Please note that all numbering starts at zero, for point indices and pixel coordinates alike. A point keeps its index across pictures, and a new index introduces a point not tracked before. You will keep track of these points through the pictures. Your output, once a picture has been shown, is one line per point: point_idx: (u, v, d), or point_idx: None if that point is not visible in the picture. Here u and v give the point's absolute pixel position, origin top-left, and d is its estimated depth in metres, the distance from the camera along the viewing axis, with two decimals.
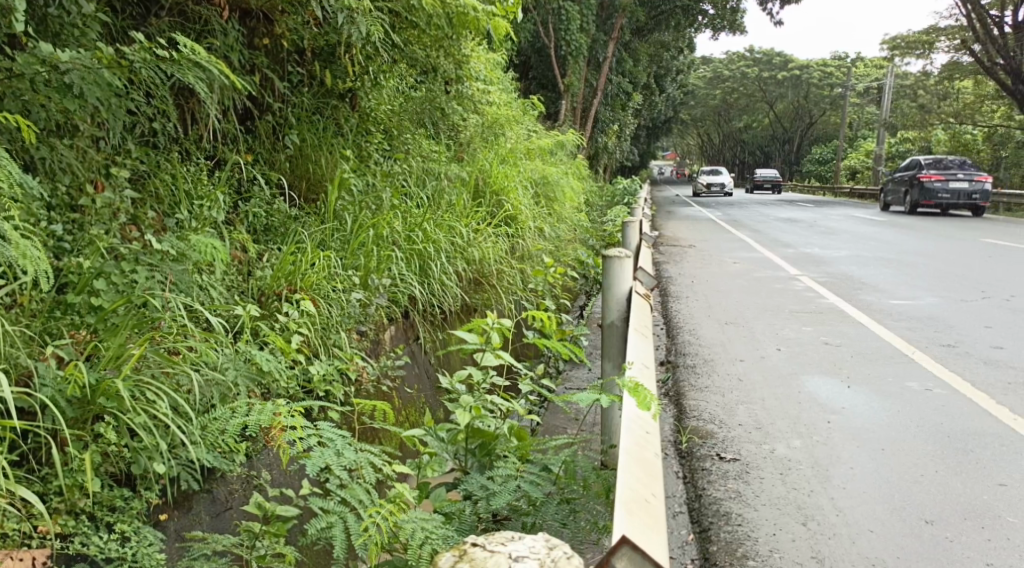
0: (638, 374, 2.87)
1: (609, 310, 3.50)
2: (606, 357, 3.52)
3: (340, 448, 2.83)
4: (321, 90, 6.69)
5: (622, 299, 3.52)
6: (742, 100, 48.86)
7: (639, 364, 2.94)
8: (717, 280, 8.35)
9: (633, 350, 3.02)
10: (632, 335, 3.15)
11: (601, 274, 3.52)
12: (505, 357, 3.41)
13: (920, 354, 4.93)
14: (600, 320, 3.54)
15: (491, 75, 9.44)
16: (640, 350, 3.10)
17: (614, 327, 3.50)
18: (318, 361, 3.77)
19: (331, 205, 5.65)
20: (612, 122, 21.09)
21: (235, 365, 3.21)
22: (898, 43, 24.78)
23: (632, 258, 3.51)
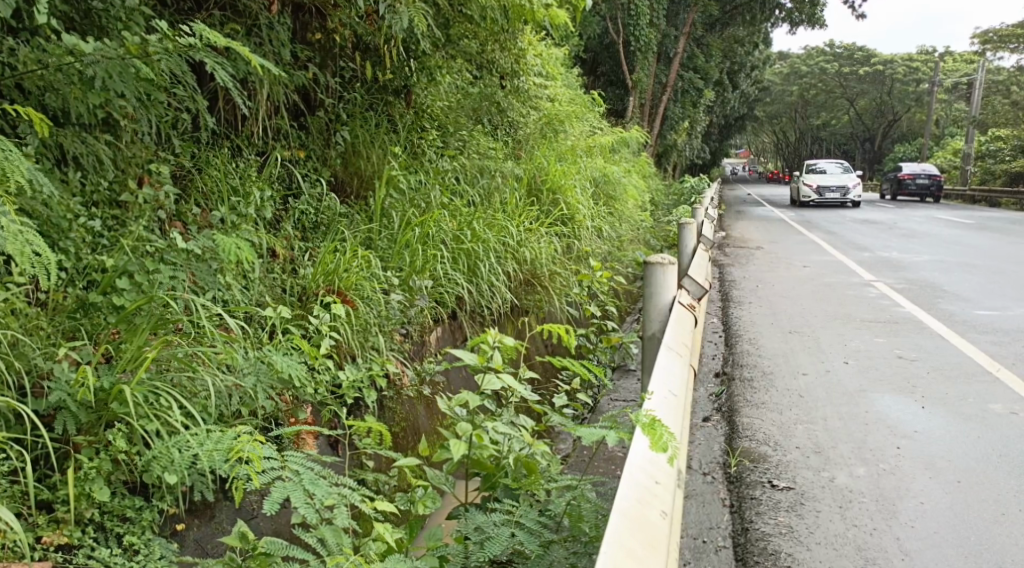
0: (674, 401, 2.62)
1: (651, 321, 3.28)
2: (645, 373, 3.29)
3: (308, 484, 2.59)
4: (374, 86, 6.58)
5: (663, 309, 3.29)
6: (819, 97, 47.47)
7: (673, 389, 2.69)
8: (784, 284, 7.99)
9: (669, 372, 2.76)
10: (671, 353, 2.89)
11: (641, 282, 3.31)
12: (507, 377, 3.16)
13: (1004, 372, 4.55)
14: (640, 332, 3.32)
15: (553, 71, 9.23)
16: (678, 371, 2.84)
17: (654, 339, 3.28)
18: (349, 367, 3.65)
19: (379, 205, 5.52)
20: (682, 119, 20.66)
21: (259, 368, 3.11)
22: (989, 37, 23.70)
23: (676, 265, 3.29)
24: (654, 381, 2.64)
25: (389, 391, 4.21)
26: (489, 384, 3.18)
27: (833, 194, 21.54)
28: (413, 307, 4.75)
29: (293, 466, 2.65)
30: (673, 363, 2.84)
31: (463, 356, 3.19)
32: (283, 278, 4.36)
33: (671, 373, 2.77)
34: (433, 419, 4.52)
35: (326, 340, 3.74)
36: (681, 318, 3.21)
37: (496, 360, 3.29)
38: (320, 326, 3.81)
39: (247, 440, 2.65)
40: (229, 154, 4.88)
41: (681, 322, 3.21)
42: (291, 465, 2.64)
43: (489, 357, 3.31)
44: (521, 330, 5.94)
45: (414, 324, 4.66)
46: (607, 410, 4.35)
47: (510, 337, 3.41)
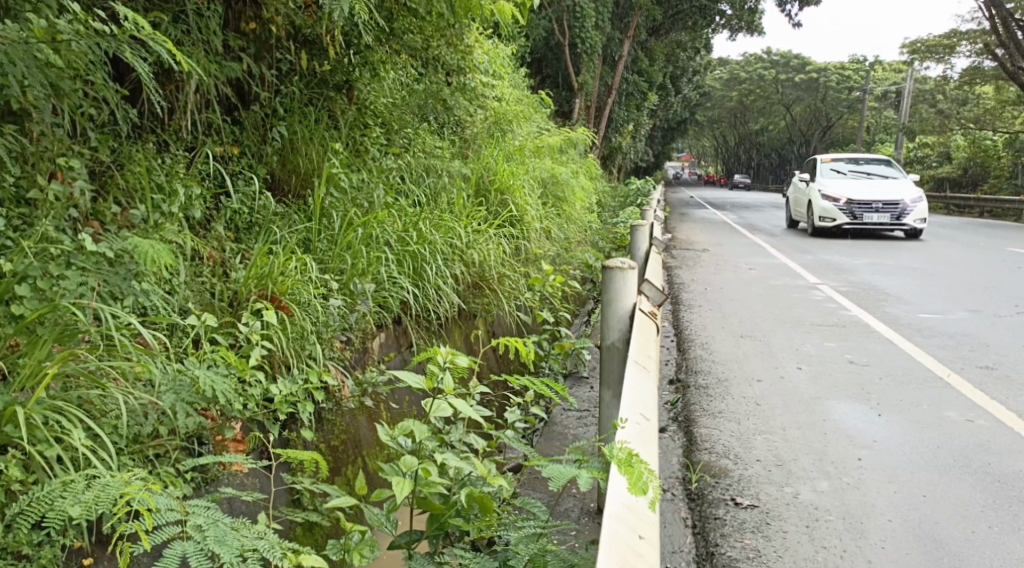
0: (643, 429, 2.49)
1: (611, 331, 3.10)
2: (604, 386, 3.10)
3: (210, 541, 2.36)
4: (314, 80, 6.30)
5: (624, 318, 3.11)
6: (758, 102, 48.30)
7: (642, 414, 2.56)
8: (733, 287, 7.92)
9: (635, 394, 2.63)
10: (635, 371, 2.76)
11: (600, 288, 3.12)
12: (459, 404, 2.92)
13: (954, 377, 4.48)
14: (598, 341, 3.13)
15: (499, 69, 9.05)
16: (644, 390, 2.71)
17: (614, 349, 3.11)
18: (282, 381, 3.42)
19: (318, 204, 5.26)
20: (626, 122, 20.69)
21: (179, 384, 2.93)
22: (918, 47, 24.34)
23: (637, 269, 3.10)
24: (623, 408, 2.52)
25: (328, 403, 3.96)
26: (439, 411, 2.94)
27: (875, 212, 12.53)
28: (353, 312, 4.53)
29: (195, 522, 2.41)
30: (638, 382, 2.71)
31: (410, 380, 2.97)
32: (212, 281, 4.09)
33: (637, 394, 2.63)
34: (378, 430, 4.29)
35: (259, 348, 3.49)
36: (643, 330, 3.07)
37: (446, 384, 3.07)
38: (251, 334, 3.54)
39: (139, 488, 2.39)
40: (153, 149, 4.60)
41: (643, 334, 3.07)
42: (193, 519, 2.42)
43: (439, 381, 3.09)
44: (469, 335, 5.74)
45: (356, 330, 4.44)
46: (561, 422, 4.14)
47: (461, 357, 3.19)
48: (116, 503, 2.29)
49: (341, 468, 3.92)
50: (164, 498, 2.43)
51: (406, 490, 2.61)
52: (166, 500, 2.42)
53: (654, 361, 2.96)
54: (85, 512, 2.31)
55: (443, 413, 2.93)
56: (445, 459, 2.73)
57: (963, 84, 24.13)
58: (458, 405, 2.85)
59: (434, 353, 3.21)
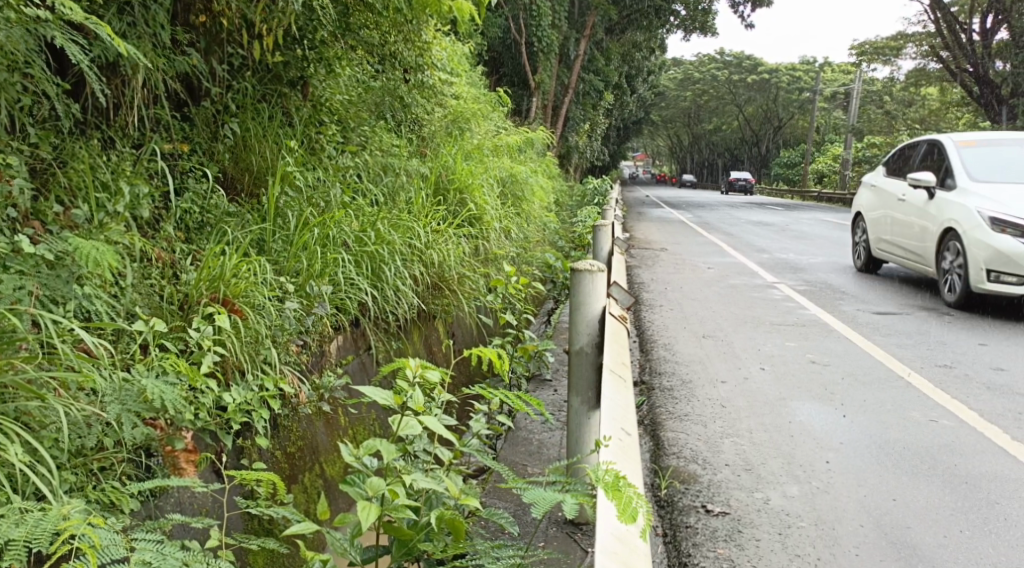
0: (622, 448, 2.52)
1: (580, 335, 3.02)
2: (574, 393, 3.02)
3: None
4: (267, 75, 6.14)
5: (593, 321, 3.03)
6: (712, 103, 48.84)
7: (622, 428, 2.60)
8: (692, 286, 7.92)
9: (614, 408, 2.66)
10: (614, 383, 2.79)
11: (569, 292, 3.04)
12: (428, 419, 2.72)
13: (915, 376, 4.49)
14: (566, 347, 3.04)
15: (456, 66, 8.95)
16: (624, 403, 2.74)
17: (584, 355, 3.03)
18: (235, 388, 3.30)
19: (273, 204, 5.11)
20: (582, 121, 20.70)
21: (125, 393, 2.82)
22: (867, 49, 24.80)
23: (605, 272, 3.03)
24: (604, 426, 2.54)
25: (284, 409, 3.83)
26: (406, 427, 2.74)
27: None
28: (310, 315, 4.40)
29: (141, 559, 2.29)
30: (617, 396, 2.74)
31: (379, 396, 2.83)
32: (161, 283, 3.93)
33: (615, 409, 2.66)
34: (337, 437, 4.16)
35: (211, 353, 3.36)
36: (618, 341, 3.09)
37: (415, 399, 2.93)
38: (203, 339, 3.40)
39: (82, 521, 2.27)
40: (98, 145, 4.43)
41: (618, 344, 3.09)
42: (139, 555, 2.30)
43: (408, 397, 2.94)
44: (430, 337, 5.64)
45: (313, 333, 4.31)
46: (527, 427, 4.06)
47: (431, 372, 3.05)
48: (55, 544, 2.17)
49: (299, 476, 3.80)
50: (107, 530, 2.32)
51: (371, 515, 2.48)
52: (110, 536, 2.30)
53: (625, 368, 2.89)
54: (18, 551, 2.19)
55: (410, 429, 2.72)
56: (413, 480, 2.61)
57: (910, 85, 24.61)
58: (428, 423, 2.68)
59: (403, 365, 3.05)
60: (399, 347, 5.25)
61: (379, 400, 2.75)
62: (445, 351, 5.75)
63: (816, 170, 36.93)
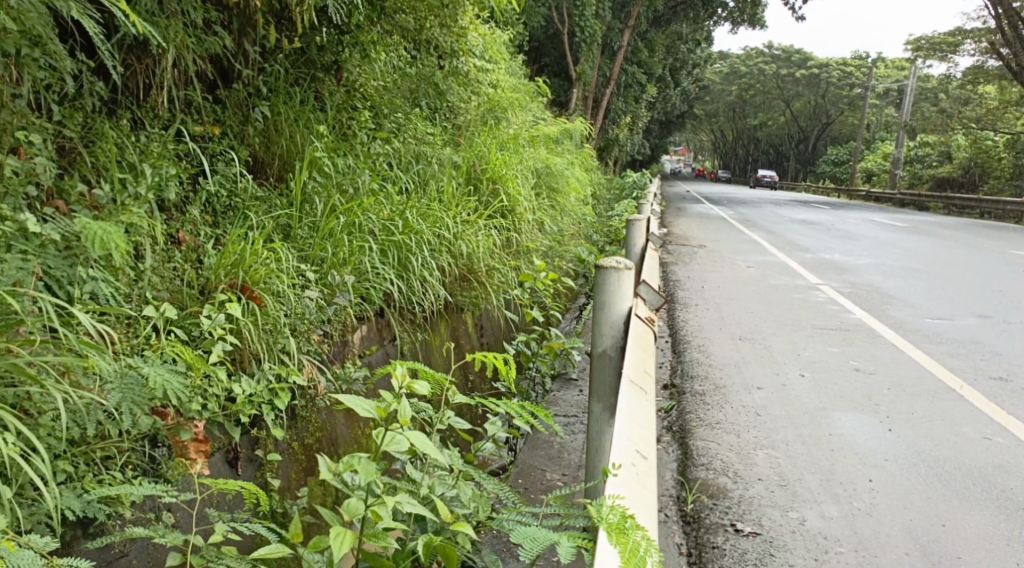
0: (636, 475, 2.32)
1: (602, 336, 2.88)
2: (594, 398, 2.87)
3: None
4: (301, 59, 6.04)
5: (617, 323, 2.89)
6: (757, 97, 48.04)
7: (637, 450, 2.40)
8: (729, 285, 7.69)
9: (629, 426, 2.45)
10: (632, 397, 2.59)
11: (593, 290, 2.90)
12: (416, 437, 2.54)
13: (966, 389, 4.24)
14: (588, 348, 2.92)
15: (493, 53, 8.77)
16: (642, 420, 2.55)
17: (607, 358, 2.90)
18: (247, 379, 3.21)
19: (299, 191, 5.01)
20: (623, 113, 20.36)
21: (129, 382, 2.73)
22: (921, 45, 24.12)
23: (632, 270, 2.86)
24: (616, 452, 2.31)
25: (299, 401, 3.69)
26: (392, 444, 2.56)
27: None
28: (330, 305, 4.30)
29: None
30: (633, 411, 2.54)
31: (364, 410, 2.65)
32: (183, 267, 3.85)
33: (631, 427, 2.47)
34: (357, 429, 4.09)
35: (222, 345, 3.28)
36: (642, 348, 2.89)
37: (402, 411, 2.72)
38: (215, 329, 3.31)
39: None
40: (125, 125, 4.35)
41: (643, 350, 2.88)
42: None
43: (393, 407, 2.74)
44: (457, 329, 5.52)
45: (335, 322, 4.23)
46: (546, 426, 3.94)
47: (417, 381, 2.84)
48: None
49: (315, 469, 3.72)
50: (26, 552, 2.19)
51: (346, 541, 2.35)
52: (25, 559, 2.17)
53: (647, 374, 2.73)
54: None
55: (396, 448, 2.54)
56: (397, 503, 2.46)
57: (965, 83, 23.89)
58: (416, 441, 2.50)
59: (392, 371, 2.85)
60: (425, 339, 5.12)
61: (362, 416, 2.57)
62: (471, 344, 5.63)
63: (863, 168, 36.16)
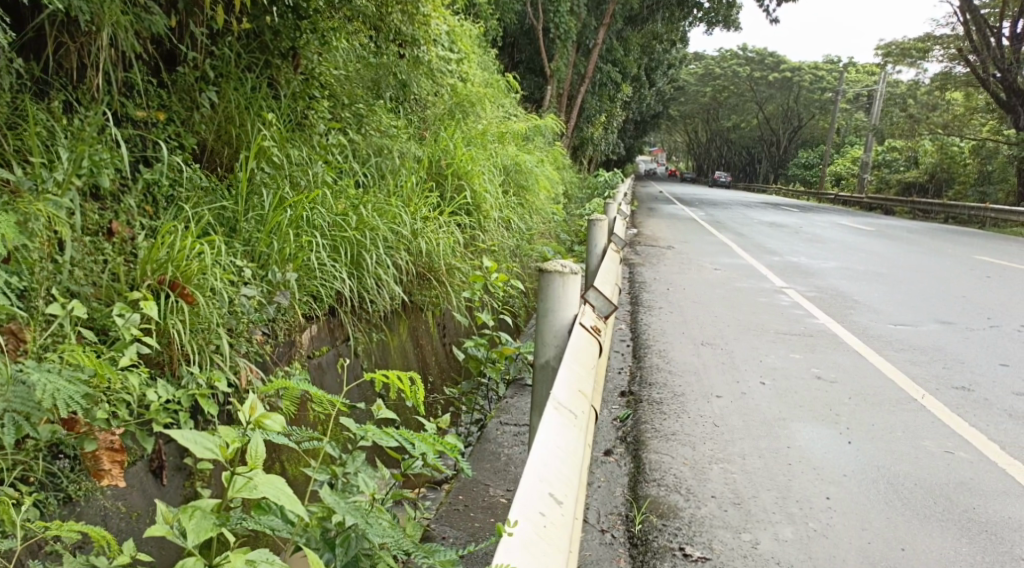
0: (546, 526, 2.06)
1: (546, 346, 2.83)
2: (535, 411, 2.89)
3: None
4: (255, 44, 5.82)
5: (561, 331, 2.84)
6: (731, 99, 48.19)
7: (551, 495, 2.14)
8: (696, 288, 7.56)
9: (544, 465, 2.20)
10: (552, 429, 2.33)
11: (537, 296, 2.83)
12: (263, 485, 2.46)
13: (929, 399, 4.10)
14: (532, 358, 2.87)
15: (462, 46, 8.58)
16: (562, 456, 2.28)
17: (549, 369, 2.86)
18: (161, 382, 3.14)
19: (242, 183, 4.74)
20: (598, 112, 20.27)
21: (14, 391, 2.67)
22: (891, 50, 24.29)
23: (579, 276, 2.80)
24: (518, 506, 2.04)
25: (233, 404, 3.56)
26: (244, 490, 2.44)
27: None
28: (270, 304, 4.10)
29: None
30: (553, 446, 2.28)
31: (202, 451, 2.54)
32: (111, 259, 3.67)
33: (546, 465, 2.21)
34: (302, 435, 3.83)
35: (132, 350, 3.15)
36: (573, 368, 2.64)
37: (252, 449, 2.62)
38: (122, 332, 3.19)
39: None
40: (56, 107, 4.16)
41: (575, 371, 2.64)
42: None
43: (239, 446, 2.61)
44: (416, 330, 5.33)
45: (281, 320, 4.08)
46: (497, 438, 3.75)
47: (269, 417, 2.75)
48: None
49: None
50: None
51: None
52: None
53: (589, 394, 2.63)
54: None
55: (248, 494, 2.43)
56: (247, 558, 2.36)
57: (933, 89, 24.05)
58: (263, 489, 2.45)
59: (245, 405, 2.72)
60: (381, 338, 4.90)
61: (206, 460, 2.48)
62: (430, 345, 5.42)
63: (833, 172, 36.34)
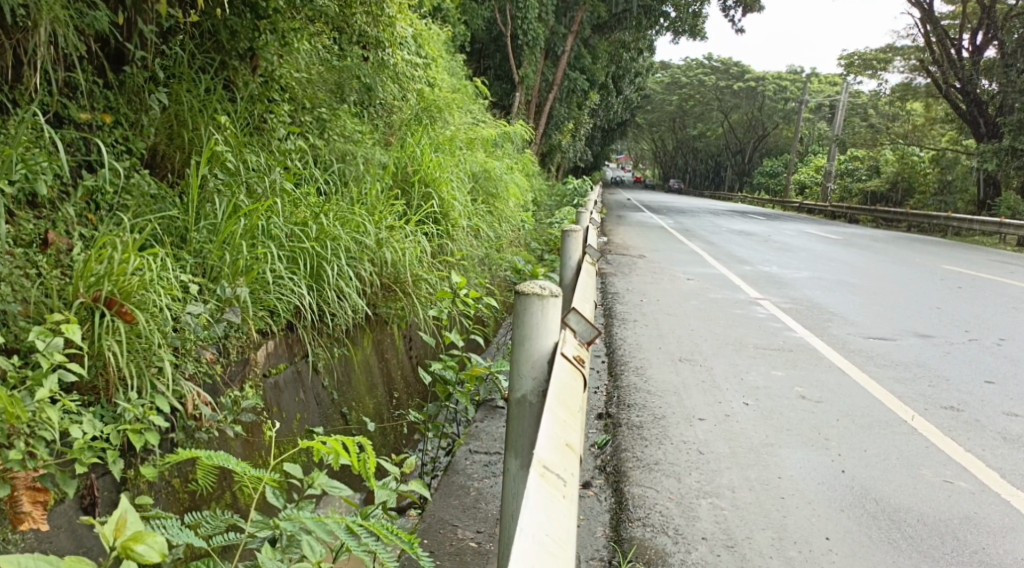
0: None
1: (523, 378, 2.62)
2: (509, 452, 2.66)
3: None
4: (209, 42, 5.51)
5: (540, 362, 2.62)
6: (698, 108, 48.38)
7: None
8: (669, 299, 7.37)
9: (531, 558, 1.94)
10: (539, 508, 2.08)
11: (513, 322, 2.60)
12: None
13: (921, 420, 3.92)
14: (507, 393, 2.65)
15: (426, 48, 8.29)
16: (556, 540, 2.04)
17: (527, 404, 2.64)
18: (87, 418, 2.95)
19: (193, 191, 4.40)
20: (566, 120, 20.09)
21: None
22: (854, 60, 24.42)
23: (555, 298, 2.58)
24: None
25: (178, 433, 3.33)
26: None
27: None
28: (220, 321, 3.80)
29: None
30: (539, 531, 2.02)
31: None
32: (45, 272, 3.39)
33: (539, 557, 1.96)
34: (256, 457, 3.75)
35: (52, 379, 2.87)
36: (554, 425, 2.38)
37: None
38: (42, 359, 2.90)
39: None
40: None
41: (555, 428, 2.38)
42: None
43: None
44: (381, 343, 5.05)
45: (235, 337, 3.81)
46: (466, 469, 3.64)
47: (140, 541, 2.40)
48: None
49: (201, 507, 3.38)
50: None
51: None
52: None
53: (576, 448, 2.42)
54: None
55: None
56: None
57: (896, 99, 24.21)
58: None
59: (115, 524, 2.41)
60: (344, 353, 4.62)
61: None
62: (396, 359, 5.15)
63: (798, 180, 36.53)
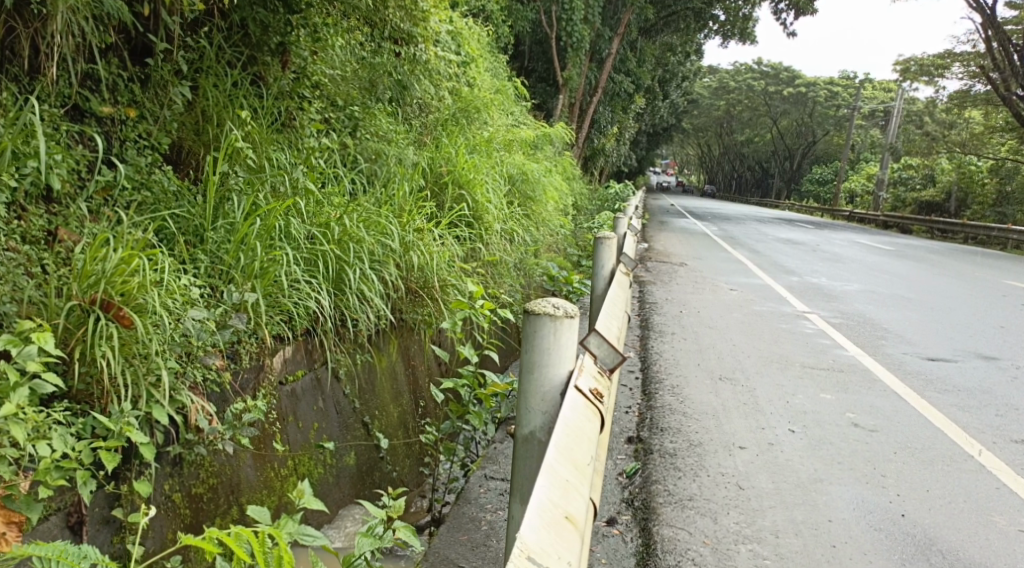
0: None
1: (533, 413, 2.54)
2: (515, 495, 2.61)
3: None
4: (242, 37, 5.32)
5: (550, 395, 2.53)
6: (746, 113, 47.60)
7: None
8: (711, 310, 7.04)
9: None
10: None
11: (524, 347, 2.53)
12: None
13: (987, 456, 3.59)
14: (513, 428, 2.58)
15: (464, 46, 8.04)
16: None
17: (535, 441, 2.57)
18: (58, 435, 2.76)
19: (209, 189, 4.21)
20: (610, 123, 19.70)
21: None
22: (909, 66, 23.65)
23: (565, 319, 2.48)
24: None
25: (178, 447, 3.13)
26: None
27: None
28: (226, 328, 3.57)
29: None
30: None
31: None
32: (48, 267, 3.23)
33: None
34: (268, 471, 3.55)
35: (21, 394, 2.70)
36: (545, 503, 2.16)
37: None
38: (9, 370, 2.72)
39: None
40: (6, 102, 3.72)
41: (547, 506, 2.16)
42: None
43: None
44: (406, 351, 4.81)
45: (247, 343, 3.59)
46: (478, 499, 3.58)
47: None
48: None
49: (202, 524, 3.21)
50: None
51: None
52: None
53: (575, 520, 2.21)
54: None
55: None
56: None
57: (953, 107, 23.38)
58: None
59: None
60: (369, 359, 4.37)
61: None
62: (422, 368, 4.91)
63: (848, 188, 35.66)
